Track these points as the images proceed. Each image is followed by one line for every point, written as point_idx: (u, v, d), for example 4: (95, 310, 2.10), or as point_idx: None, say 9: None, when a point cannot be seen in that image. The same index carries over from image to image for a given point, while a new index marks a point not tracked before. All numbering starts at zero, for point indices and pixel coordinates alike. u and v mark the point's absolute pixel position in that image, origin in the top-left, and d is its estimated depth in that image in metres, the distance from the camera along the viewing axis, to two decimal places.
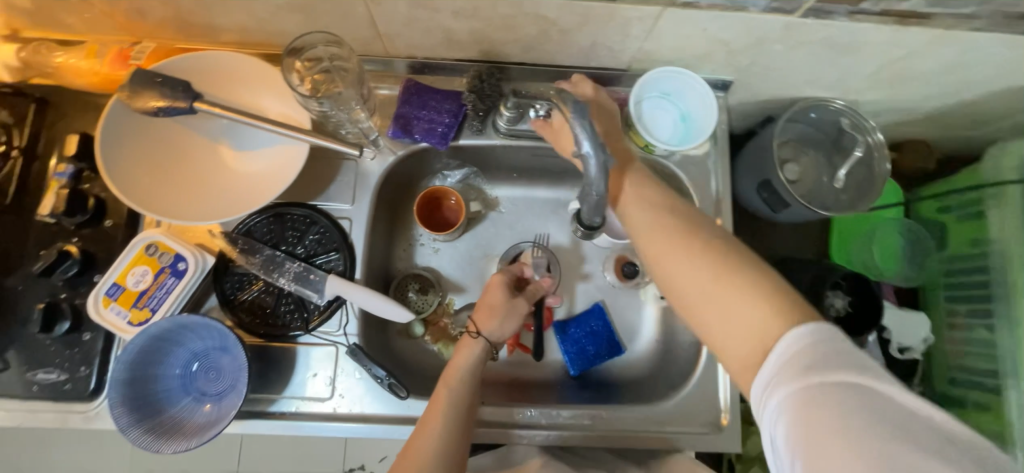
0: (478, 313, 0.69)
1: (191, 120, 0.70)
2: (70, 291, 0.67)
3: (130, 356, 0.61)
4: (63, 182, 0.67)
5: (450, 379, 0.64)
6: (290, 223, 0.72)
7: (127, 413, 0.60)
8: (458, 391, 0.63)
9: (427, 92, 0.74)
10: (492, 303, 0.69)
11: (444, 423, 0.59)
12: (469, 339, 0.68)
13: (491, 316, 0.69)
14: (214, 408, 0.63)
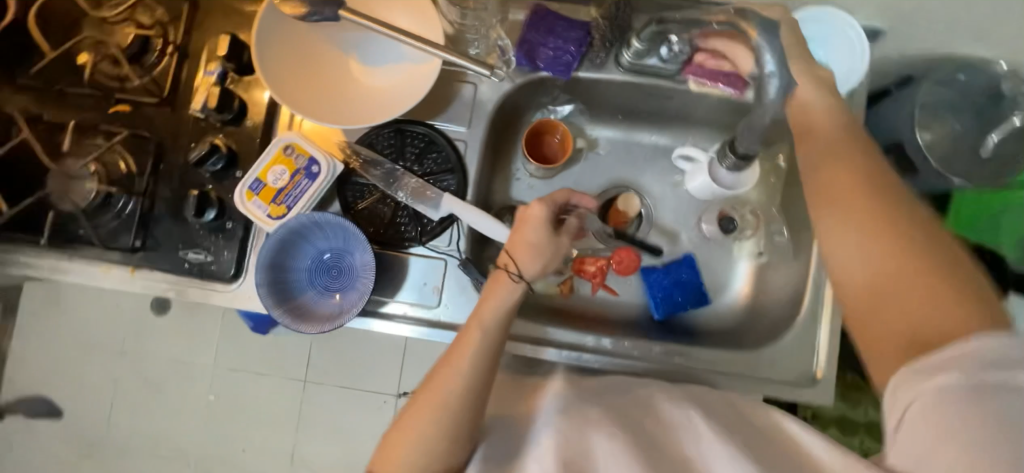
0: (517, 250, 0.64)
1: (327, 29, 0.72)
2: (216, 183, 0.73)
3: (276, 239, 0.68)
4: (213, 80, 0.72)
5: (483, 318, 0.60)
6: (409, 140, 0.75)
7: (269, 290, 0.67)
8: (493, 311, 0.60)
9: (556, 18, 0.72)
10: (532, 237, 0.64)
11: (472, 359, 0.57)
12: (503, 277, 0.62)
13: (525, 249, 0.63)
14: (341, 299, 0.70)
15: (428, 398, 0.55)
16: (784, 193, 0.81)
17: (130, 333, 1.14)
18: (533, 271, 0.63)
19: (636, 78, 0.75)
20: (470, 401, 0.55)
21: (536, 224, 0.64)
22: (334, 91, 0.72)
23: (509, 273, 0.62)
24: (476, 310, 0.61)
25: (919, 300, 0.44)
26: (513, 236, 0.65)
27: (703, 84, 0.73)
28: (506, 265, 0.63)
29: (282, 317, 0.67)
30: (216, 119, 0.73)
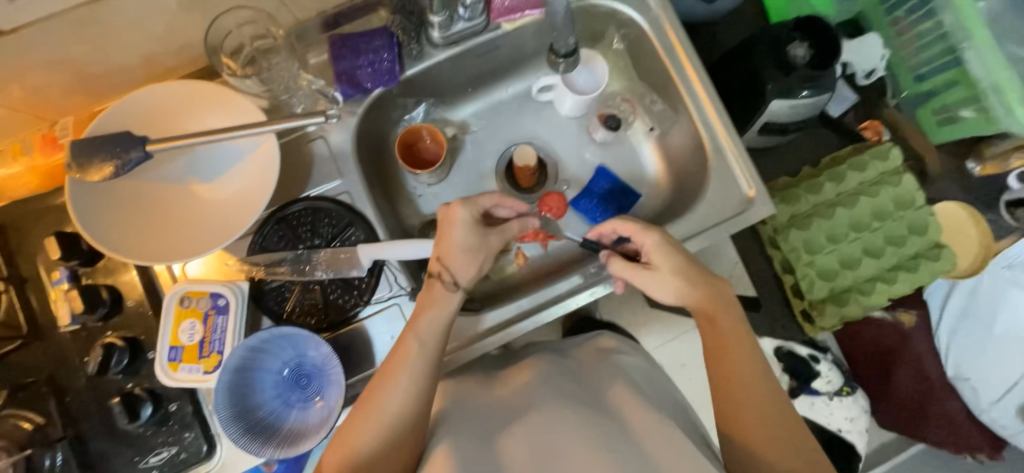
0: (447, 256, 0.65)
1: (150, 172, 0.67)
2: (132, 378, 0.66)
3: (223, 385, 0.63)
4: (66, 285, 0.66)
5: (418, 329, 0.62)
6: (297, 222, 0.72)
7: (246, 433, 0.63)
8: (431, 317, 0.62)
9: (353, 38, 0.72)
10: (459, 240, 0.66)
11: (412, 373, 0.58)
12: (439, 285, 0.64)
13: (456, 253, 0.65)
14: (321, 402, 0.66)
15: (368, 419, 0.56)
16: (637, 69, 0.85)
17: None
18: (469, 276, 0.66)
19: (455, 48, 0.76)
20: (415, 414, 0.56)
21: (460, 224, 0.66)
22: (194, 221, 0.68)
23: (443, 280, 0.64)
24: (411, 323, 0.62)
25: (763, 422, 0.55)
26: (439, 239, 0.66)
27: (512, 19, 0.75)
28: (440, 272, 0.65)
29: (273, 451, 0.63)
30: (93, 321, 0.66)
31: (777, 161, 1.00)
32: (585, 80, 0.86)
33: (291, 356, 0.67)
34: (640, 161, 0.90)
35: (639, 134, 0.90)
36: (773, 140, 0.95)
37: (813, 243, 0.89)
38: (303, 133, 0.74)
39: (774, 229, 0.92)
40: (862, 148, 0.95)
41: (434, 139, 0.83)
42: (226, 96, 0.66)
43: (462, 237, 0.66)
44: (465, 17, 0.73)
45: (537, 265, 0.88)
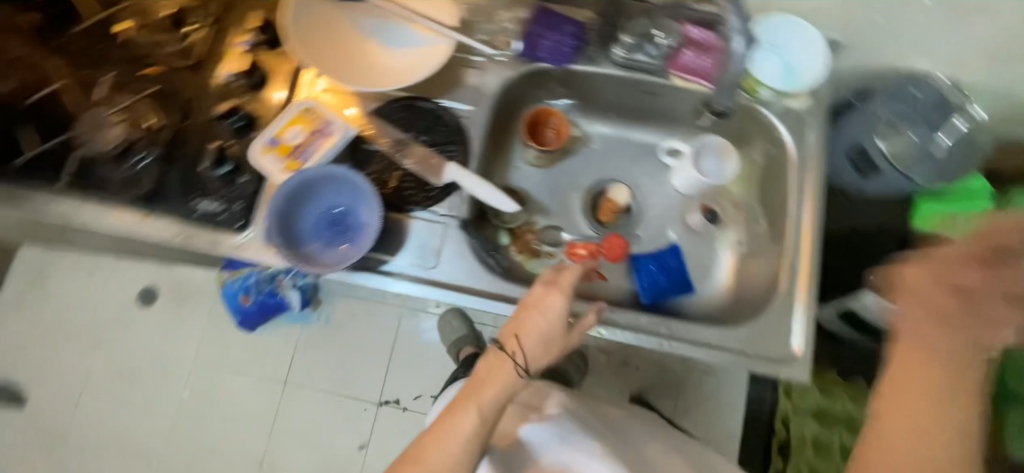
0: (524, 338, 0.64)
1: (348, 12, 0.80)
2: (235, 139, 0.77)
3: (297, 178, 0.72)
4: (243, 48, 0.79)
5: (482, 395, 0.62)
6: (419, 114, 0.82)
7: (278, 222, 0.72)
8: (496, 380, 0.63)
9: (555, 15, 0.81)
10: (542, 326, 0.64)
11: (480, 411, 0.62)
12: (507, 362, 0.63)
13: (536, 341, 0.64)
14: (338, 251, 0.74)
15: (438, 444, 0.61)
16: (762, 187, 0.87)
17: (124, 320, 1.33)
18: (540, 365, 0.65)
19: (625, 72, 0.82)
20: (480, 440, 0.61)
21: (553, 311, 0.65)
22: (353, 63, 0.79)
23: (515, 362, 0.63)
24: (477, 388, 0.63)
25: None
26: (519, 326, 0.65)
27: (685, 78, 0.81)
28: (512, 353, 0.63)
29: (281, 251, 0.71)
30: (240, 82, 0.78)
31: (836, 357, 0.94)
32: (711, 167, 0.88)
33: (349, 204, 0.75)
34: (712, 265, 0.90)
35: (726, 241, 0.90)
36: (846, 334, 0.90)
37: None
38: (468, 58, 0.84)
39: None
40: None
41: (559, 129, 0.90)
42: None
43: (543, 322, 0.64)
44: (649, 55, 0.80)
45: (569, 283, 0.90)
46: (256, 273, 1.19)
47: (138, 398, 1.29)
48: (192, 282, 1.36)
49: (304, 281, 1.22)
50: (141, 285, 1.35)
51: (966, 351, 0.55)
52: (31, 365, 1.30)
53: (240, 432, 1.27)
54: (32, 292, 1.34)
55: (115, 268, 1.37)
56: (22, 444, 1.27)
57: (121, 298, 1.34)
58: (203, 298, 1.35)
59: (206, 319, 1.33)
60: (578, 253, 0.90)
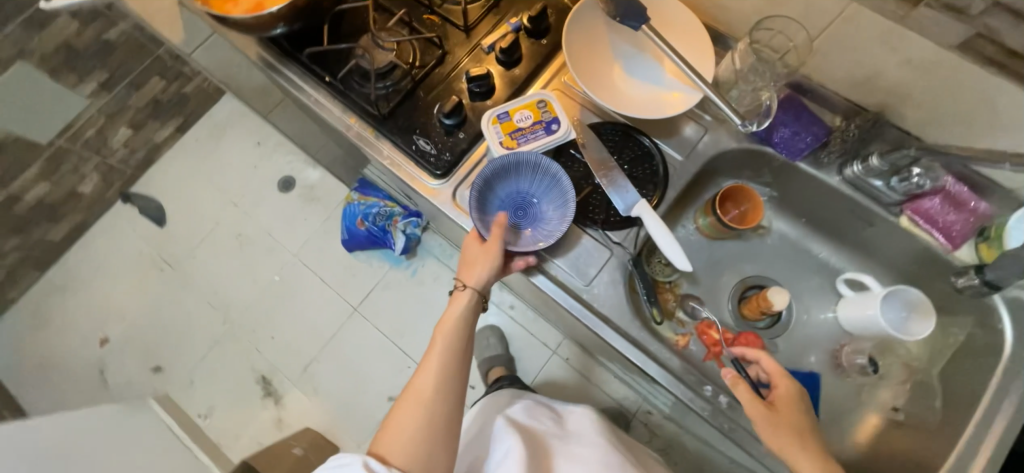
0: (466, 273, 0.75)
1: (615, 36, 0.86)
2: (468, 100, 0.85)
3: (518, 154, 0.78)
4: (509, 29, 0.87)
5: (437, 337, 0.72)
6: (630, 145, 0.84)
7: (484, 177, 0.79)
8: (454, 316, 0.74)
9: (803, 109, 0.80)
10: (484, 275, 0.74)
11: (441, 358, 0.71)
12: (461, 297, 0.75)
13: (466, 264, 0.76)
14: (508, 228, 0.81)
15: (405, 409, 0.67)
16: (946, 366, 0.78)
17: (257, 197, 1.50)
18: (483, 284, 0.75)
19: (852, 190, 0.79)
20: (456, 394, 0.69)
21: (490, 254, 0.74)
22: (598, 78, 0.84)
23: (465, 292, 0.75)
24: (433, 343, 0.73)
25: None
26: (464, 265, 0.76)
27: (915, 223, 0.76)
28: (461, 285, 0.75)
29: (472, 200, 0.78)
30: (495, 56, 0.87)
31: None
32: (891, 316, 0.79)
33: (541, 199, 0.81)
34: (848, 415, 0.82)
35: (874, 398, 0.83)
36: None
37: None
38: (697, 113, 0.85)
39: None
40: None
41: (752, 210, 0.86)
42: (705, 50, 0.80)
43: (493, 250, 0.75)
44: (889, 186, 0.76)
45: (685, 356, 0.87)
46: (381, 206, 1.35)
47: (242, 260, 1.45)
48: (326, 185, 1.51)
49: (412, 231, 1.37)
50: (282, 173, 1.52)
51: (811, 440, 0.64)
52: (179, 194, 1.52)
53: (302, 332, 1.39)
54: (210, 140, 1.56)
55: (275, 149, 1.54)
56: (143, 255, 1.47)
57: (263, 177, 1.52)
58: (328, 204, 1.49)
59: (322, 223, 1.47)
60: (710, 336, 0.87)
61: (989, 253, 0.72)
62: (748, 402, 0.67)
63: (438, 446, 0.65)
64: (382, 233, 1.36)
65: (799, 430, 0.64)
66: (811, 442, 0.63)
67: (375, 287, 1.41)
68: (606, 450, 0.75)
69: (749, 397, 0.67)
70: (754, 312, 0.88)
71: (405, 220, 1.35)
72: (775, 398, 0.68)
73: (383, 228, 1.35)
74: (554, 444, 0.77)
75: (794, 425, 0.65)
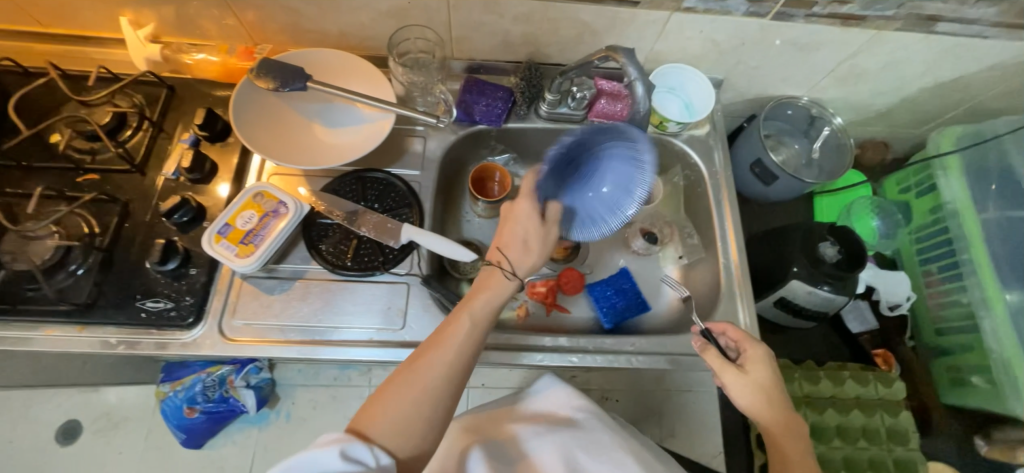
0: (508, 251, 0.71)
1: (292, 99, 0.85)
2: (180, 234, 0.77)
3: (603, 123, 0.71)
4: (185, 145, 0.81)
5: (471, 309, 0.65)
6: (370, 182, 0.86)
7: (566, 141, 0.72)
8: (486, 297, 0.67)
9: (482, 83, 0.92)
10: (531, 259, 0.71)
11: (471, 316, 0.65)
12: (497, 272, 0.70)
13: (519, 250, 0.71)
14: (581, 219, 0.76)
15: (408, 371, 0.60)
16: (691, 205, 0.98)
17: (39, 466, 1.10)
18: (524, 270, 0.71)
19: (551, 123, 0.94)
20: (454, 402, 0.60)
21: (541, 236, 0.71)
22: (303, 146, 0.84)
23: (503, 270, 0.70)
24: (469, 298, 0.67)
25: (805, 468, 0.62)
26: (511, 238, 0.72)
27: (605, 123, 0.93)
28: (499, 263, 0.70)
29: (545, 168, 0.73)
30: (186, 179, 0.80)
31: (790, 347, 1.01)
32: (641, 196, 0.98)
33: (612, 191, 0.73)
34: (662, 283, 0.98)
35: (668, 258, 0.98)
36: (786, 321, 0.99)
37: None
38: (410, 128, 0.91)
39: None
40: (869, 368, 0.96)
41: (502, 176, 0.97)
42: (373, 77, 0.86)
43: (546, 235, 0.73)
44: (568, 109, 0.91)
45: (532, 322, 0.94)
46: (205, 375, 1.08)
47: None
48: (126, 401, 1.15)
49: (259, 378, 1.10)
50: (61, 420, 1.14)
51: (777, 396, 0.65)
52: None
53: None
54: None
55: (32, 396, 1.15)
56: None
57: (37, 439, 1.12)
58: (136, 417, 1.13)
59: (146, 441, 1.11)
60: (541, 292, 0.94)
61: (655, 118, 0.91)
62: (719, 369, 0.67)
63: (410, 450, 0.56)
64: (224, 404, 1.08)
65: (758, 389, 0.65)
66: (775, 397, 0.65)
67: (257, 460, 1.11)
68: (574, 433, 0.68)
69: (718, 363, 0.67)
70: (559, 251, 0.97)
71: (244, 371, 1.08)
72: (744, 359, 0.68)
73: (223, 396, 1.07)
74: (516, 444, 0.68)
75: (746, 387, 0.66)
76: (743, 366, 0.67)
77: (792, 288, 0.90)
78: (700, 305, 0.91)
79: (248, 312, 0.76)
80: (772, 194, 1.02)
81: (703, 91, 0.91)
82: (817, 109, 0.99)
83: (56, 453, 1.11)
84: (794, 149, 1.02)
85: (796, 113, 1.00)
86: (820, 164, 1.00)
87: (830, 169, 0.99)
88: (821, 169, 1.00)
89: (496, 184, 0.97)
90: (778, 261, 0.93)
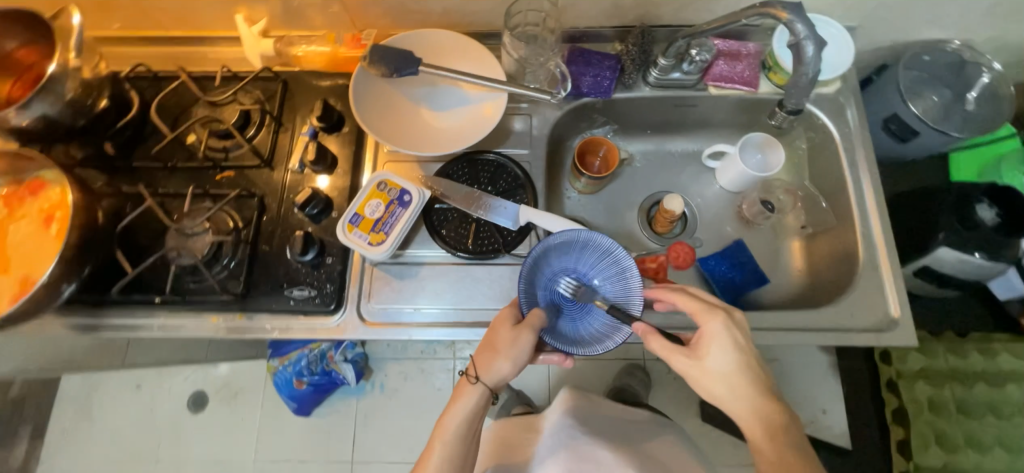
0: (477, 355, 0.71)
1: (401, 84, 0.85)
2: (313, 225, 0.80)
3: (583, 233, 0.76)
4: (307, 138, 0.83)
5: (446, 425, 0.70)
6: (482, 164, 0.86)
7: (536, 251, 0.76)
8: (466, 402, 0.70)
9: (589, 53, 0.88)
10: (505, 370, 0.69)
11: (450, 433, 0.70)
12: (466, 381, 0.71)
13: (482, 353, 0.70)
14: (575, 322, 0.77)
15: None
16: (814, 169, 0.91)
17: (172, 433, 1.20)
18: (494, 379, 0.69)
19: (661, 89, 0.88)
20: None
21: (517, 346, 0.69)
22: (417, 131, 0.84)
23: (469, 377, 0.70)
24: (446, 413, 0.71)
25: None
26: (486, 350, 0.70)
27: (721, 86, 0.86)
28: (469, 371, 0.71)
29: (520, 283, 0.75)
30: (310, 170, 0.83)
31: (924, 318, 0.93)
32: (755, 161, 0.93)
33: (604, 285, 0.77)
34: (780, 254, 0.93)
35: (788, 228, 0.93)
36: (923, 290, 0.92)
37: (941, 402, 0.83)
38: (514, 106, 0.89)
39: (898, 371, 0.86)
40: (1022, 339, 0.88)
41: (607, 149, 0.94)
42: (481, 55, 0.84)
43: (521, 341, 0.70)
44: (682, 73, 0.86)
45: None
46: (308, 351, 1.13)
47: None
48: (241, 374, 1.23)
49: (354, 353, 1.18)
50: (186, 392, 1.22)
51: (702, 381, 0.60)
52: None
53: None
54: (77, 422, 1.19)
55: (159, 376, 1.22)
56: None
57: (166, 412, 1.20)
58: (253, 390, 1.22)
59: (261, 412, 1.21)
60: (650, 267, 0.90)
61: (780, 77, 0.84)
62: (668, 354, 0.62)
63: None
64: (326, 377, 1.16)
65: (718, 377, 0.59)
66: (780, 432, 0.56)
67: (355, 428, 1.22)
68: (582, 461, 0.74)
69: (666, 349, 0.63)
70: (664, 224, 0.95)
71: (342, 347, 1.15)
72: (699, 339, 0.62)
73: (325, 370, 1.15)
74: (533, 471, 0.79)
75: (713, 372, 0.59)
76: (695, 350, 0.61)
77: (941, 256, 0.82)
78: (826, 276, 0.86)
79: (383, 296, 0.79)
80: (903, 152, 0.94)
81: (838, 42, 0.82)
82: (965, 54, 0.88)
83: (187, 423, 1.20)
84: (934, 101, 0.88)
85: (943, 60, 0.88)
86: (961, 117, 0.86)
87: (978, 123, 0.86)
88: (967, 122, 0.86)
89: (603, 159, 0.96)
90: (919, 226, 0.85)
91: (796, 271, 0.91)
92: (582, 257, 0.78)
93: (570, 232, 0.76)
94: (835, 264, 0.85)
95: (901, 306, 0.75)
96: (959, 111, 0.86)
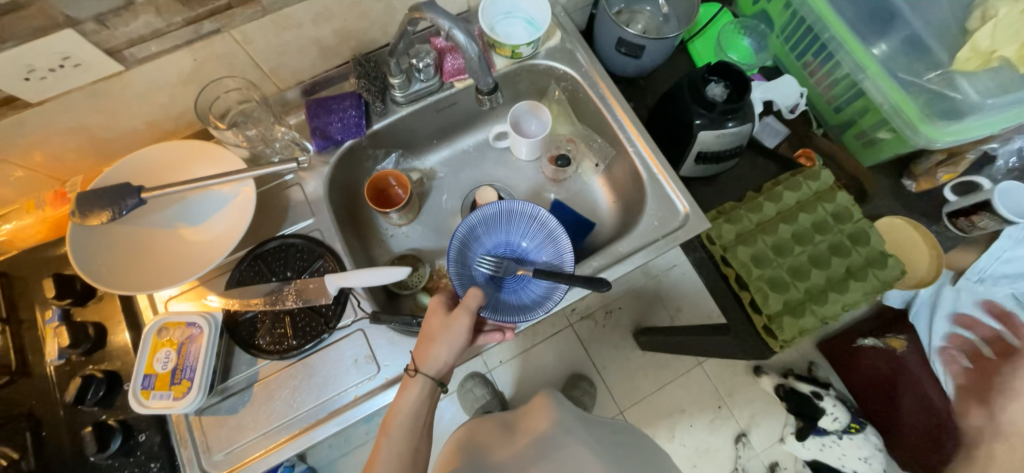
0: (419, 346, 0.70)
1: (138, 218, 0.75)
2: (107, 411, 0.70)
3: (504, 205, 0.82)
4: (56, 323, 0.71)
5: (392, 424, 0.69)
6: (270, 256, 0.80)
7: (463, 232, 0.82)
8: (410, 397, 0.70)
9: (326, 99, 0.84)
10: (443, 355, 0.69)
11: (391, 447, 0.68)
12: (410, 376, 0.70)
13: (418, 346, 0.70)
14: (517, 292, 0.82)
15: None
16: (581, 110, 0.96)
17: None
18: (436, 367, 0.69)
19: (410, 104, 0.88)
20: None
21: (452, 331, 0.69)
22: (182, 254, 0.76)
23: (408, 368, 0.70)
24: (390, 417, 0.70)
25: None
26: (423, 340, 0.70)
27: (462, 78, 0.88)
28: (412, 366, 0.70)
29: (451, 264, 0.80)
30: (77, 355, 0.71)
31: (726, 191, 1.09)
32: (535, 127, 0.97)
33: (531, 246, 0.84)
34: (595, 195, 1.00)
35: (587, 170, 1.00)
36: (711, 170, 1.04)
37: (762, 257, 0.92)
38: (282, 180, 0.84)
39: (723, 247, 0.95)
40: (797, 172, 1.03)
41: (392, 174, 0.90)
42: (208, 151, 0.77)
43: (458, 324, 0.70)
44: (421, 83, 0.86)
45: None
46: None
47: None
48: None
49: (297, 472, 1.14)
50: None
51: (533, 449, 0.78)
52: None
53: None
54: None
55: None
56: None
57: None
58: None
59: None
60: None
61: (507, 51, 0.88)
62: None
63: None
64: None
65: None
66: None
67: None
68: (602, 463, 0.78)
69: None
70: None
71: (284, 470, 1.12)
72: None
73: None
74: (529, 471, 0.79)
75: None
76: None
77: (703, 138, 0.92)
78: (629, 197, 0.93)
79: (223, 441, 0.71)
80: (647, 63, 1.03)
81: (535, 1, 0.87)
82: None
83: None
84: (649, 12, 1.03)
85: None
86: (667, 21, 1.02)
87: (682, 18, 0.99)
88: (673, 22, 1.01)
89: (395, 186, 0.92)
90: (678, 121, 0.95)
91: (610, 202, 0.98)
92: (512, 226, 0.84)
93: (494, 206, 0.82)
94: (630, 183, 0.92)
95: (687, 198, 0.83)
96: (663, 17, 1.02)
